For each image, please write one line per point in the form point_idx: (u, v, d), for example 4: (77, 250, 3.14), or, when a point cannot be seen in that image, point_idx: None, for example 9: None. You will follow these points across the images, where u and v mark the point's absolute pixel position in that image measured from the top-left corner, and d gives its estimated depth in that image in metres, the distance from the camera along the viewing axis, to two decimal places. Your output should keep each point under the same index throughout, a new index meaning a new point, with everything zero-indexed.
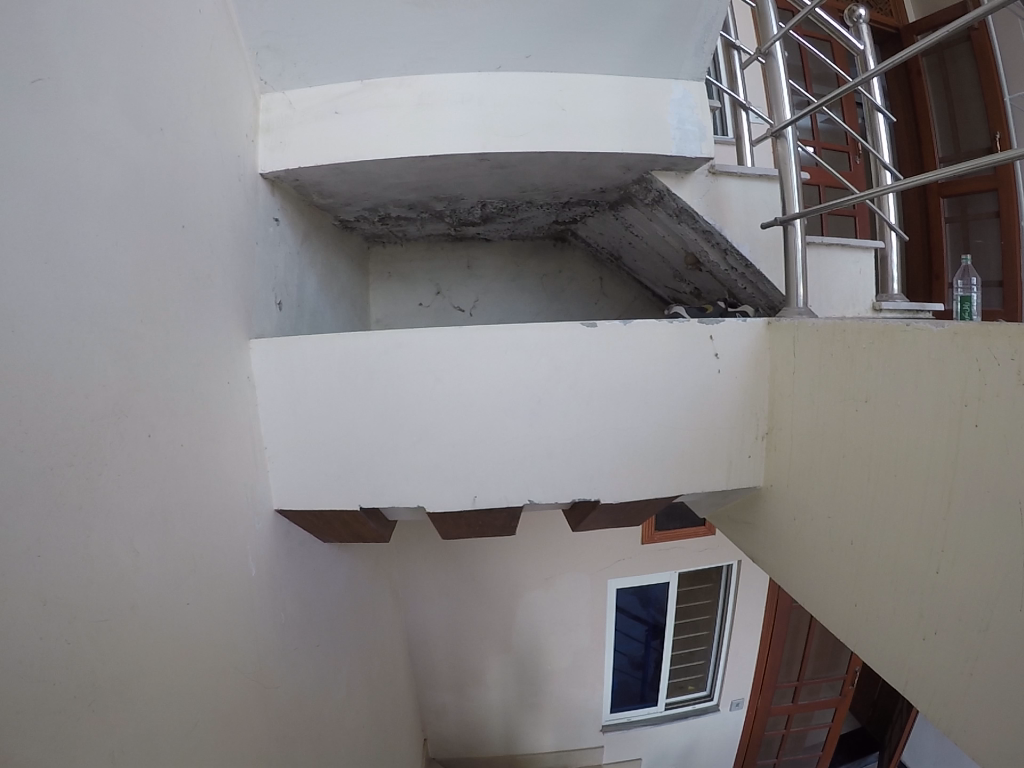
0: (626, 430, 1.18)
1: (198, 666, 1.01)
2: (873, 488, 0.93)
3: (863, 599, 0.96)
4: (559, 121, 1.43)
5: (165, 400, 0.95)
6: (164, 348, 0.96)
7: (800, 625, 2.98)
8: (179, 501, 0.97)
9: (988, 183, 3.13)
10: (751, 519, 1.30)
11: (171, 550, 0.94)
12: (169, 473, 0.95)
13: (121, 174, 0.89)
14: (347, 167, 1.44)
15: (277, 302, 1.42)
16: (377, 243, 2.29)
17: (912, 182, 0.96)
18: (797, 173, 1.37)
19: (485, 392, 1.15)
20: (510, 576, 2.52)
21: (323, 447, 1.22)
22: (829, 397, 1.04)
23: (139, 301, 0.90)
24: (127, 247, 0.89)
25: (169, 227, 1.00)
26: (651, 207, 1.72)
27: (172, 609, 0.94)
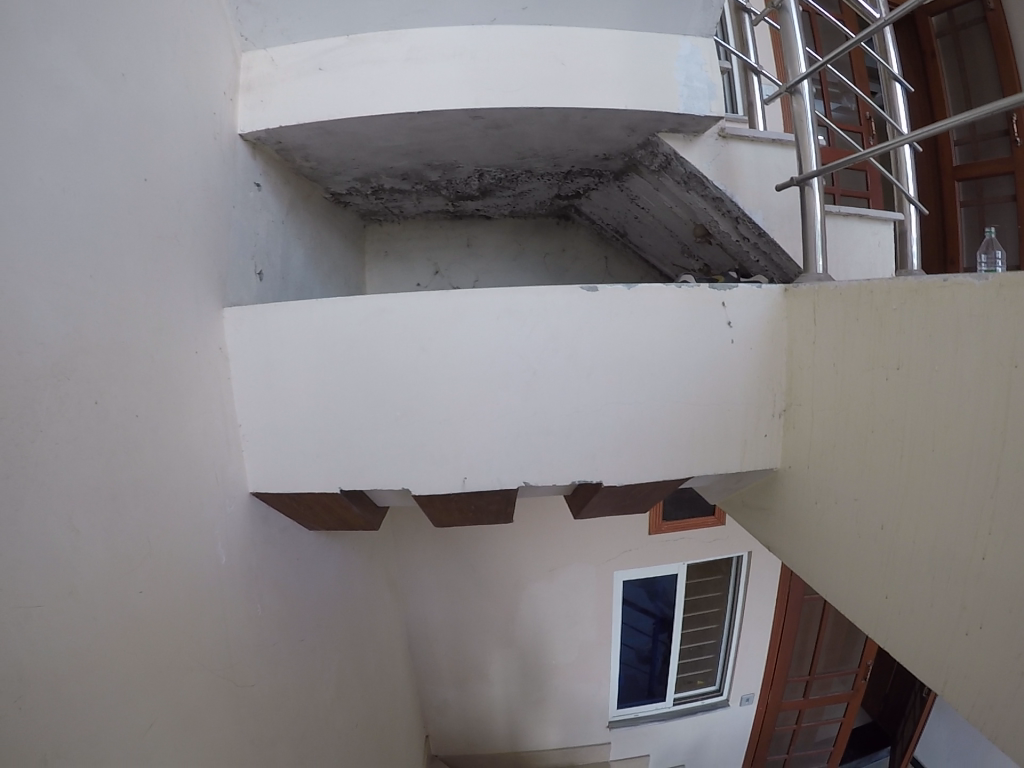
0: (632, 405, 1.08)
1: (154, 663, 0.91)
2: (905, 466, 0.84)
3: (894, 591, 0.87)
4: (559, 77, 1.33)
5: (119, 366, 0.85)
6: (120, 310, 0.86)
7: (813, 618, 2.88)
8: (132, 476, 0.87)
9: (1004, 166, 3.00)
10: (768, 503, 1.20)
11: (123, 533, 0.85)
12: (120, 447, 0.85)
13: (75, 118, 0.79)
14: (332, 128, 1.34)
15: (258, 271, 1.33)
16: (372, 220, 2.19)
17: (940, 125, 0.86)
18: (814, 132, 1.27)
19: (478, 365, 1.05)
20: (511, 568, 2.42)
21: (301, 424, 1.12)
22: (854, 367, 0.94)
23: (90, 254, 0.81)
24: (79, 192, 0.79)
25: (132, 180, 0.90)
26: (657, 174, 1.62)
27: (120, 596, 0.84)
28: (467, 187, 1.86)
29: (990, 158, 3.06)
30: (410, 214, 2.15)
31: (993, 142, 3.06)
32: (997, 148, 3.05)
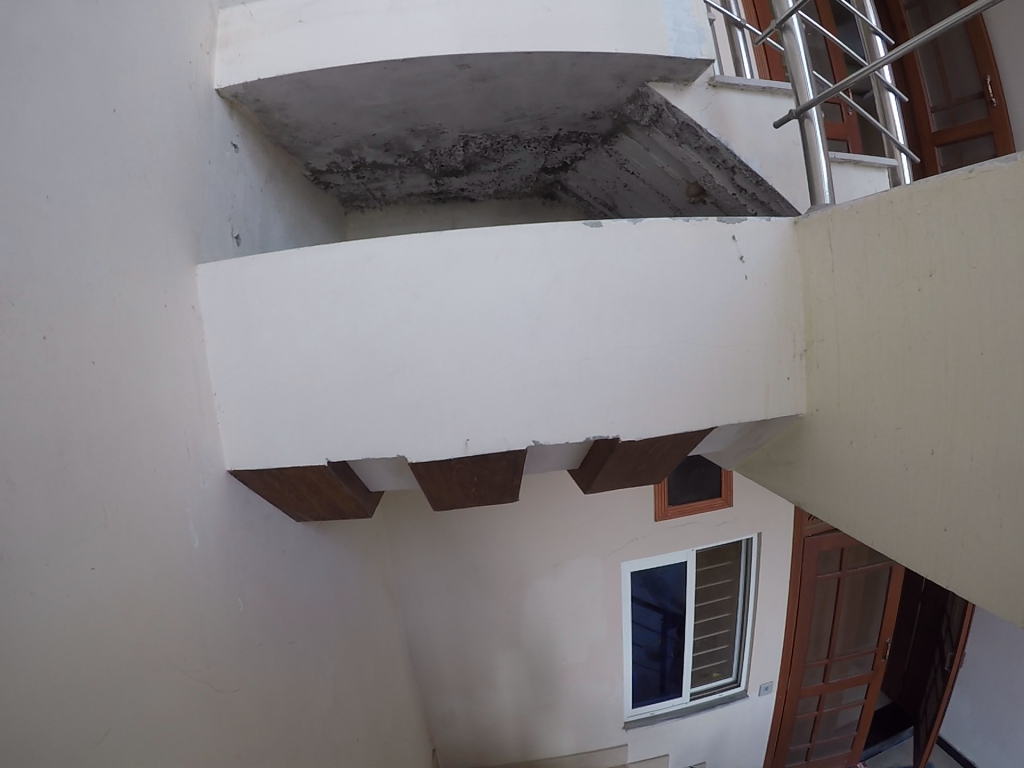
0: (646, 349, 1.03)
1: (112, 648, 0.81)
2: (951, 367, 0.87)
3: (953, 492, 0.90)
4: (545, 23, 1.25)
5: (73, 308, 0.77)
6: (75, 248, 0.78)
7: (827, 598, 2.81)
8: (83, 435, 0.78)
9: (981, 128, 2.95)
10: (807, 444, 1.21)
11: (65, 501, 0.75)
12: (71, 399, 0.76)
13: (34, 29, 0.72)
14: (314, 81, 1.26)
15: (234, 234, 1.25)
16: (354, 207, 2.11)
17: (937, 29, 0.89)
18: (808, 65, 1.23)
19: (473, 312, 0.97)
20: (514, 564, 2.31)
21: (284, 388, 1.03)
22: (881, 286, 0.97)
23: (43, 182, 0.72)
24: (36, 107, 0.71)
25: (98, 111, 0.82)
26: (648, 130, 1.56)
27: (69, 566, 0.75)
28: (451, 158, 1.78)
29: (967, 122, 3.02)
30: (392, 199, 2.07)
31: (969, 106, 3.02)
32: (972, 111, 3.01)
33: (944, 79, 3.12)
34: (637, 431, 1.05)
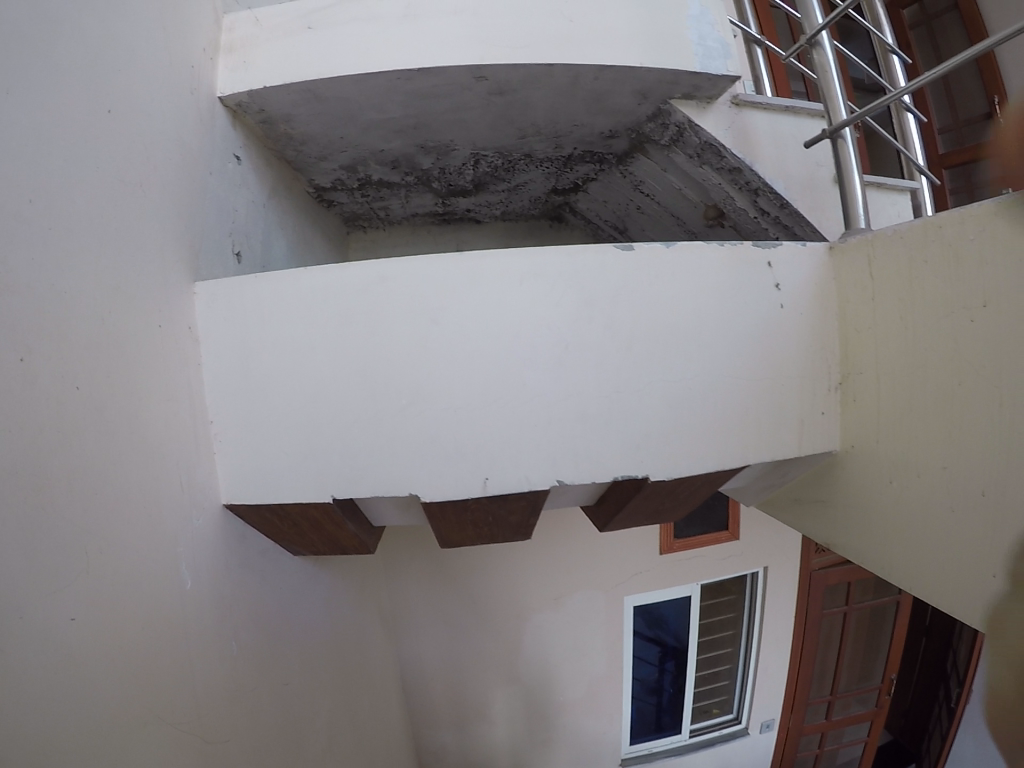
0: (679, 381, 0.96)
1: (93, 708, 0.72)
2: (1007, 404, 0.80)
3: (1008, 538, 0.83)
4: (566, 34, 1.19)
5: (56, 326, 0.69)
6: (62, 257, 0.70)
7: (831, 635, 2.74)
8: (64, 468, 0.70)
9: (989, 148, 2.92)
10: (842, 486, 1.14)
11: (40, 544, 0.66)
12: (51, 426, 0.68)
13: (23, 18, 0.65)
14: (323, 91, 1.19)
15: (234, 251, 1.18)
16: (356, 227, 2.04)
17: (991, 39, 0.83)
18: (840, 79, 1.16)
19: (496, 339, 0.90)
20: (513, 596, 2.22)
21: (288, 417, 0.96)
22: (926, 317, 0.91)
23: (27, 182, 0.65)
24: (22, 100, 0.64)
25: (91, 112, 0.75)
26: (667, 149, 1.50)
27: (43, 610, 0.66)
28: (460, 177, 1.71)
29: (974, 143, 3.00)
30: (397, 219, 2.01)
31: (977, 126, 3.01)
32: (981, 132, 2.99)
33: (952, 100, 3.10)
34: (668, 472, 0.97)
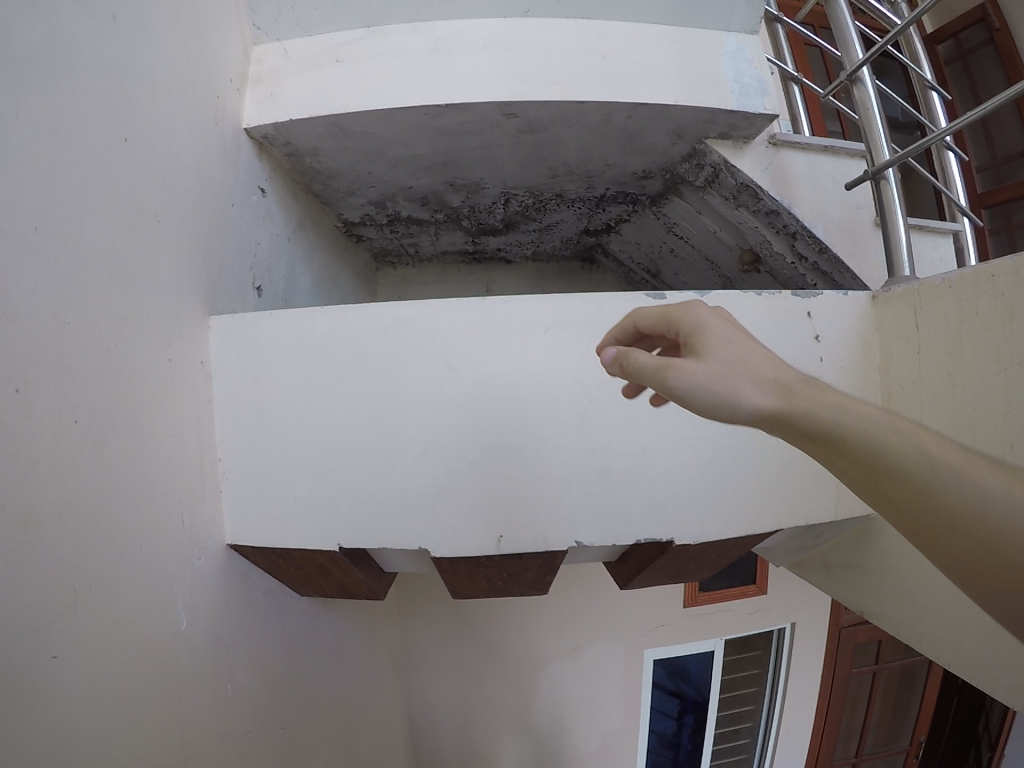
0: (709, 437, 0.91)
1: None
2: None
3: None
4: (599, 69, 1.16)
5: (56, 356, 0.65)
6: (63, 282, 0.66)
7: (860, 695, 2.62)
8: (56, 504, 0.64)
9: None
10: (889, 551, 1.06)
11: (26, 584, 0.60)
12: (45, 460, 0.63)
13: (36, 45, 0.62)
14: (350, 125, 1.17)
15: (254, 285, 1.15)
16: (385, 264, 2.02)
17: None
18: (882, 115, 1.10)
19: (518, 389, 0.87)
20: (529, 643, 2.14)
21: (300, 461, 0.92)
22: (979, 372, 0.84)
23: (33, 206, 0.62)
24: (34, 127, 0.62)
25: (103, 139, 0.72)
26: (703, 191, 1.45)
27: (27, 654, 0.60)
28: (490, 216, 1.68)
29: (1013, 181, 2.91)
30: (427, 258, 1.98)
31: (1015, 164, 2.93)
32: (1020, 170, 2.91)
33: (990, 138, 3.04)
34: (698, 537, 0.91)
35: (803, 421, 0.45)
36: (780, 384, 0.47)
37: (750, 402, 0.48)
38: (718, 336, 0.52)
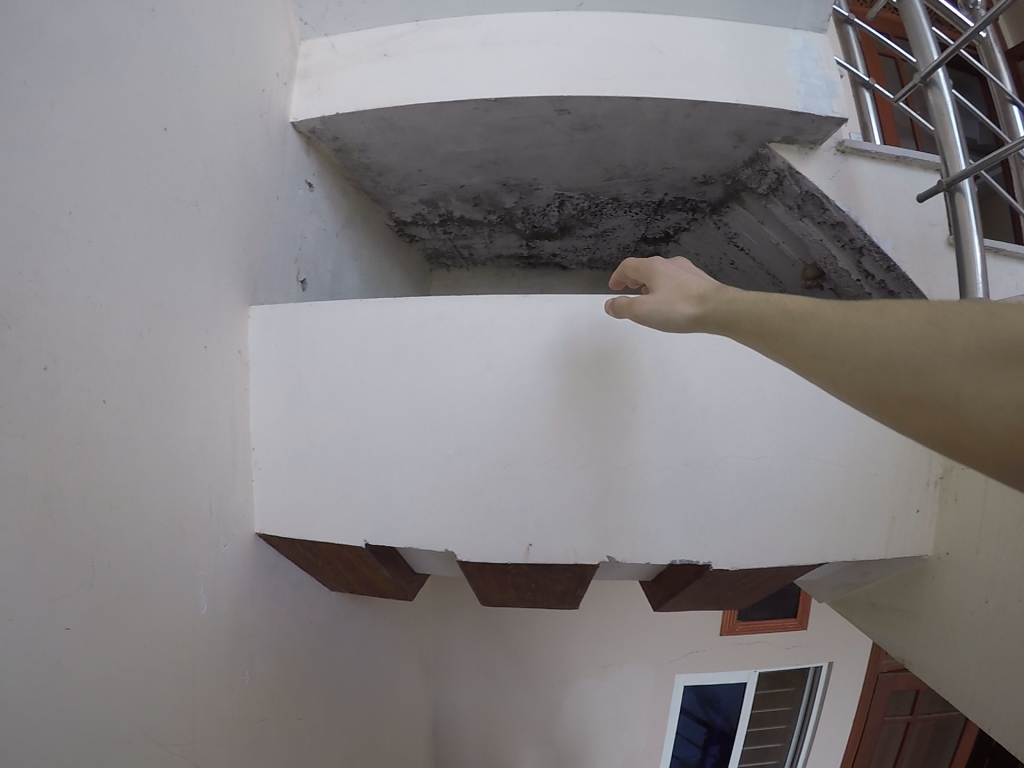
0: (756, 457, 0.86)
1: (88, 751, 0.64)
2: None
3: None
4: (657, 66, 1.12)
5: (86, 334, 0.64)
6: (96, 259, 0.65)
7: (890, 742, 2.51)
8: (78, 481, 0.63)
9: None
10: (944, 594, 0.99)
11: (43, 563, 0.59)
12: (69, 436, 0.62)
13: (76, 21, 0.62)
14: (398, 119, 1.15)
15: (298, 277, 1.15)
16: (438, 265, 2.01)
17: None
18: (959, 124, 1.04)
19: (558, 393, 0.84)
20: (558, 654, 2.10)
21: (333, 454, 0.91)
22: None
23: (67, 181, 0.61)
24: (71, 115, 0.61)
25: (142, 119, 0.72)
26: (765, 198, 1.40)
27: (41, 631, 0.59)
28: (545, 219, 1.65)
29: None
30: (480, 261, 1.96)
31: None
32: None
33: None
34: (737, 563, 0.87)
35: (717, 316, 0.57)
36: (701, 296, 0.60)
37: (680, 312, 0.60)
38: (660, 265, 0.64)
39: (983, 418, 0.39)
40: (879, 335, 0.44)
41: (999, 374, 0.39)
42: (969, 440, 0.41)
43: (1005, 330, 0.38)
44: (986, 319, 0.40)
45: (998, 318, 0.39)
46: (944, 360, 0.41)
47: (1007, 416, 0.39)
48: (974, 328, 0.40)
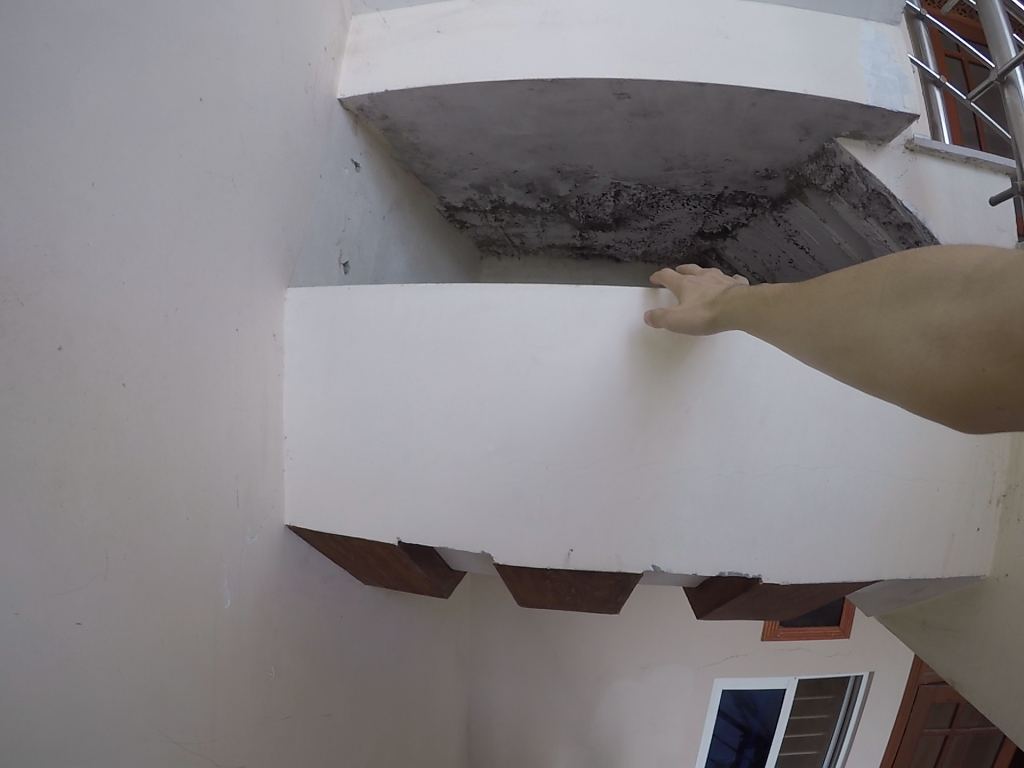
0: (814, 469, 0.80)
1: (96, 750, 0.62)
2: None
3: None
4: (721, 51, 1.05)
5: (104, 311, 0.61)
6: (117, 235, 0.63)
7: (928, 755, 2.40)
8: (93, 465, 0.60)
9: None
10: (1010, 617, 0.92)
11: (51, 552, 0.56)
12: (82, 419, 0.59)
13: None
14: (449, 99, 1.11)
15: (341, 258, 1.12)
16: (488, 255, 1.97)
17: None
18: None
19: (605, 394, 0.79)
20: (588, 655, 2.05)
21: (367, 445, 0.88)
22: None
23: (85, 151, 0.58)
24: (97, 85, 0.59)
25: (173, 91, 0.69)
26: (829, 196, 1.32)
27: (47, 621, 0.56)
28: (599, 209, 1.60)
29: None
30: (531, 252, 1.92)
31: None
32: None
33: None
34: (789, 579, 0.81)
35: (719, 313, 0.65)
36: (709, 302, 0.67)
37: (695, 319, 0.68)
38: (691, 280, 0.72)
39: (891, 345, 0.44)
40: (828, 294, 0.50)
41: (913, 307, 0.43)
42: (887, 376, 0.45)
43: (918, 269, 0.43)
44: (902, 268, 0.45)
45: (917, 263, 0.44)
46: (877, 303, 0.45)
47: (917, 343, 0.42)
48: (901, 274, 0.45)
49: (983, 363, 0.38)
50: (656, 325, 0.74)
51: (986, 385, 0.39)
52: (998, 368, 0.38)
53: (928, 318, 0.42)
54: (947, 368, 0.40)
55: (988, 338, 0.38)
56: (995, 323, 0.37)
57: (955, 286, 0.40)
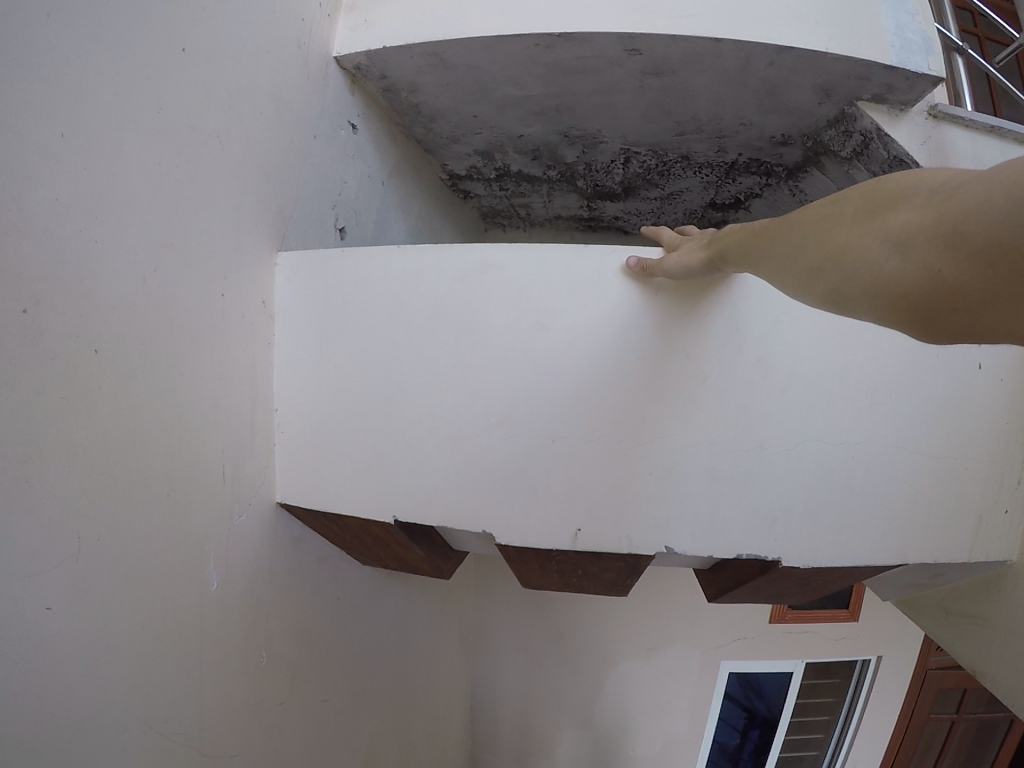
0: (836, 446, 0.75)
1: (70, 741, 0.58)
2: None
3: None
4: (739, 5, 0.99)
5: (71, 273, 0.56)
6: (89, 191, 0.58)
7: (935, 740, 2.37)
8: (60, 436, 0.56)
9: None
10: None
11: (18, 522, 0.52)
12: (48, 388, 0.54)
13: None
14: (450, 57, 1.05)
15: (337, 224, 1.07)
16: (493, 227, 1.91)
17: None
18: None
19: (613, 364, 0.74)
20: (593, 636, 2.02)
21: (363, 418, 0.83)
22: None
23: (54, 101, 0.53)
24: (68, 27, 0.54)
25: (151, 38, 0.63)
26: (848, 162, 1.26)
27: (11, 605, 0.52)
28: (608, 177, 1.54)
29: None
30: (537, 225, 1.86)
31: None
32: None
33: None
34: (808, 562, 0.77)
35: (713, 257, 0.61)
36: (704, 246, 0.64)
37: (694, 261, 0.64)
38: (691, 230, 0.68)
39: (850, 256, 0.40)
40: (802, 221, 0.46)
41: (878, 218, 0.39)
42: (848, 291, 0.41)
43: (888, 186, 0.40)
44: (871, 188, 0.41)
45: (889, 181, 0.40)
46: (845, 219, 0.42)
47: (876, 251, 0.38)
48: (873, 192, 0.41)
49: (938, 265, 0.34)
50: (652, 273, 0.71)
51: (941, 288, 0.35)
52: (952, 270, 0.34)
53: (890, 226, 0.38)
54: (902, 272, 0.36)
55: (944, 238, 0.34)
56: (951, 222, 0.34)
57: (923, 196, 0.37)
